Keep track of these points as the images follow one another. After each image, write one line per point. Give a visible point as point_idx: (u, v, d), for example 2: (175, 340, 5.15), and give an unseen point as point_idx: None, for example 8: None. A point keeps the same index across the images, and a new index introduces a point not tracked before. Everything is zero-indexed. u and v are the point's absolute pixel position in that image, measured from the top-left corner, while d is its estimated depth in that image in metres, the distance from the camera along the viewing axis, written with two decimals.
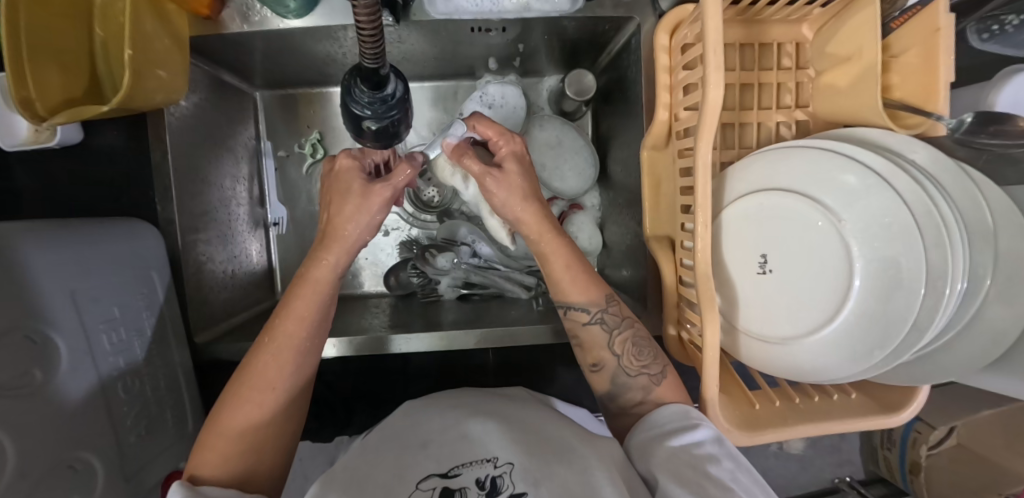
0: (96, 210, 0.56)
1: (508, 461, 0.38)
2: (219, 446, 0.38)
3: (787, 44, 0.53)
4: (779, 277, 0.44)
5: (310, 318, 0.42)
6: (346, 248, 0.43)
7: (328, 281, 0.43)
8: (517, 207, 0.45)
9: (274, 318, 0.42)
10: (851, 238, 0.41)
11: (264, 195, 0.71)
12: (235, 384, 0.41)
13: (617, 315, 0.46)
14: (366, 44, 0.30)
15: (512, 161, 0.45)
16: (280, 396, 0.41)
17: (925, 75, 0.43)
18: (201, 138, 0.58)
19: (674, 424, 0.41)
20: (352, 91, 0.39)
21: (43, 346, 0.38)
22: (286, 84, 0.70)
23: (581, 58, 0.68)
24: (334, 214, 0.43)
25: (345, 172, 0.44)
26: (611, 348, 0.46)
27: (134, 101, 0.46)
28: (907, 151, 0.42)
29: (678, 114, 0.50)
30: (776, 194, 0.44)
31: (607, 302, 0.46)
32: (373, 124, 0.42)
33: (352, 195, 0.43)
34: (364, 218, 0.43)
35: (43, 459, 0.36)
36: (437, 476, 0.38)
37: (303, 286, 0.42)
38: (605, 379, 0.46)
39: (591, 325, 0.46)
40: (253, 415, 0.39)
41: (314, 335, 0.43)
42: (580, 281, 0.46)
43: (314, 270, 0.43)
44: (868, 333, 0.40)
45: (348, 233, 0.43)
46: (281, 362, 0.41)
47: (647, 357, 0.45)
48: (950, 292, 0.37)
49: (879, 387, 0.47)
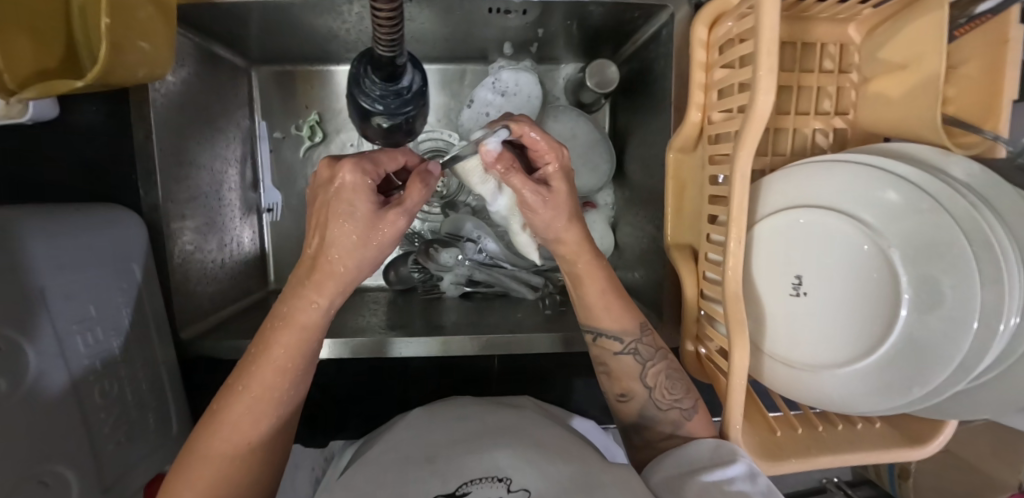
0: (73, 193, 0.52)
1: (522, 488, 0.35)
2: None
3: (831, 45, 0.49)
4: (814, 301, 0.41)
5: (291, 367, 0.39)
6: (336, 288, 0.39)
7: (313, 326, 0.40)
8: (560, 228, 0.42)
9: (249, 364, 0.39)
10: (899, 263, 0.38)
11: (257, 179, 0.67)
12: (204, 428, 0.38)
13: (652, 346, 0.47)
14: (384, 28, 0.26)
15: (560, 179, 0.41)
16: (256, 449, 0.38)
17: (986, 90, 0.39)
18: (189, 117, 0.53)
19: (707, 460, 0.39)
20: (364, 82, 0.40)
21: (8, 351, 0.34)
22: (283, 60, 0.64)
23: (602, 46, 0.63)
24: (331, 247, 0.38)
25: (350, 195, 0.36)
26: (643, 379, 0.46)
27: (112, 75, 0.41)
28: (961, 172, 0.39)
29: (712, 117, 0.46)
30: (818, 210, 0.41)
31: (641, 332, 0.46)
32: (385, 119, 0.44)
33: (359, 221, 0.37)
34: (355, 264, 0.38)
35: (11, 478, 0.33)
36: (443, 497, 0.34)
37: (285, 329, 0.39)
38: (635, 409, 0.46)
39: (623, 355, 0.46)
40: (225, 471, 0.37)
41: (296, 383, 0.40)
42: (615, 310, 0.46)
43: (300, 312, 0.39)
44: (902, 369, 0.38)
45: (339, 268, 0.38)
46: (257, 416, 0.38)
47: (679, 391, 0.45)
48: (1003, 329, 0.34)
49: (904, 418, 0.45)
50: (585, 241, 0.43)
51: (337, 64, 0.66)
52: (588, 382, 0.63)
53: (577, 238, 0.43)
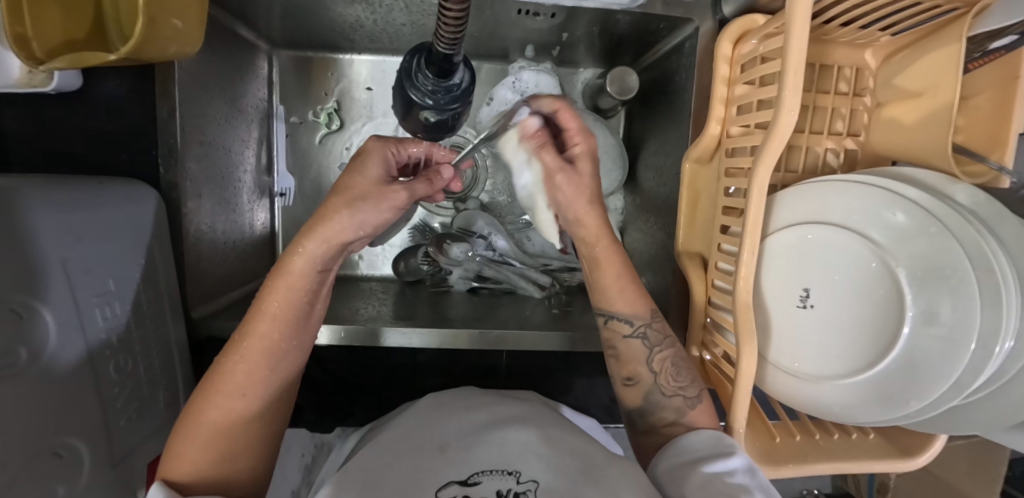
0: (90, 166, 0.52)
1: (532, 479, 0.36)
2: (190, 447, 0.37)
3: (847, 68, 0.51)
4: (820, 313, 0.43)
5: (285, 317, 0.38)
6: (327, 237, 0.36)
7: (306, 277, 0.38)
8: (580, 209, 0.43)
9: (248, 315, 0.39)
10: (906, 282, 0.40)
11: (271, 163, 0.67)
12: (208, 382, 0.38)
13: (662, 332, 0.47)
14: (449, 26, 0.26)
15: (586, 161, 0.41)
16: (253, 400, 0.38)
17: (994, 122, 0.41)
18: (210, 96, 0.53)
19: (708, 451, 0.40)
20: (415, 76, 0.38)
21: (29, 322, 0.34)
22: (305, 45, 0.64)
23: (622, 53, 0.64)
24: (333, 199, 0.37)
25: (367, 155, 0.40)
26: (650, 364, 0.47)
27: (144, 50, 0.41)
28: (966, 199, 0.41)
29: (730, 131, 0.48)
30: (827, 227, 0.42)
31: (651, 317, 0.47)
32: (431, 115, 0.41)
33: (370, 180, 0.38)
34: (351, 223, 0.36)
35: (27, 447, 0.33)
36: (457, 484, 0.35)
37: (278, 280, 0.38)
38: (640, 394, 0.47)
39: (632, 338, 0.47)
40: (221, 419, 0.37)
41: (292, 336, 0.39)
42: (628, 295, 0.46)
43: (292, 260, 0.37)
44: (900, 383, 0.39)
45: (337, 225, 0.36)
46: (249, 366, 0.38)
47: (685, 379, 0.45)
48: (999, 352, 0.36)
49: (897, 430, 0.47)
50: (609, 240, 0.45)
51: (357, 54, 0.66)
52: (590, 381, 0.64)
53: (605, 236, 0.45)
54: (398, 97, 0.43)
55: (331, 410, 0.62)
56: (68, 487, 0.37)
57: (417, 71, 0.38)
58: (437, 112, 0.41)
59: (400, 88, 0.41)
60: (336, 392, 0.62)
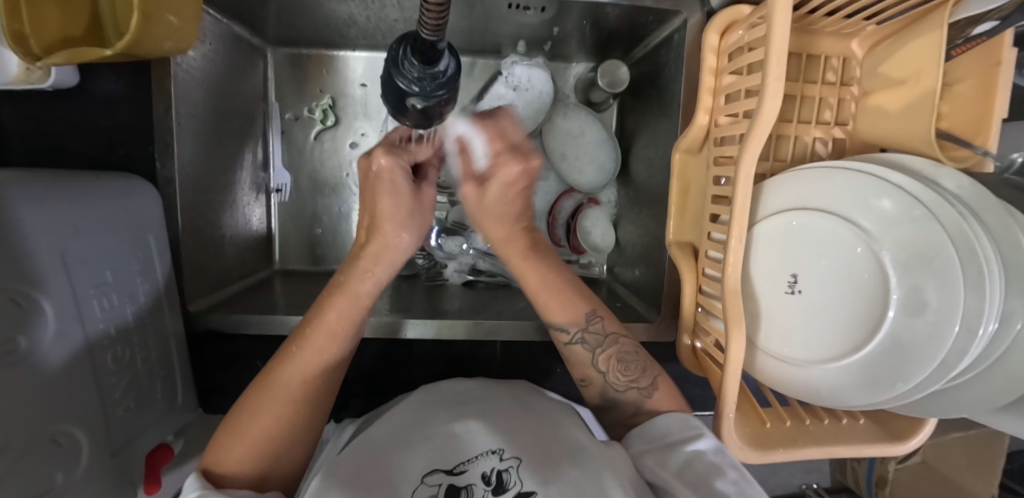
0: (87, 162, 0.52)
1: (514, 456, 0.36)
2: (238, 446, 0.37)
3: (834, 58, 0.51)
4: (808, 299, 0.43)
5: (343, 330, 0.43)
6: (390, 262, 0.45)
7: (367, 298, 0.44)
8: (489, 221, 0.47)
9: (304, 328, 0.42)
10: (891, 266, 0.40)
11: (268, 159, 0.67)
12: (256, 387, 0.40)
13: (600, 333, 0.48)
14: (431, 14, 0.28)
15: (506, 159, 0.42)
16: (302, 408, 0.40)
17: (976, 108, 0.42)
18: (207, 92, 0.53)
19: (678, 434, 0.41)
20: (403, 64, 0.41)
21: (29, 310, 0.35)
22: (300, 42, 0.65)
23: (613, 47, 0.65)
24: (385, 221, 0.44)
25: (394, 175, 0.43)
26: (596, 365, 0.48)
27: (139, 46, 0.42)
28: (951, 184, 0.41)
29: (718, 121, 0.48)
30: (813, 213, 0.43)
31: (588, 321, 0.48)
32: (418, 103, 0.44)
33: (405, 197, 0.44)
34: (410, 237, 0.46)
35: (25, 433, 0.34)
36: (443, 471, 0.36)
37: (341, 298, 0.43)
38: (596, 393, 0.49)
39: (572, 345, 0.48)
40: (273, 423, 0.38)
41: (344, 351, 0.43)
42: (565, 302, 0.48)
43: (356, 284, 0.44)
44: (887, 365, 0.40)
45: (395, 243, 0.45)
46: (306, 374, 0.41)
47: (634, 371, 0.47)
48: (983, 332, 0.36)
49: (887, 414, 0.48)
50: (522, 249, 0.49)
51: (351, 51, 0.67)
52: None
53: (536, 248, 0.49)
54: (387, 89, 0.45)
55: None
56: (66, 475, 0.38)
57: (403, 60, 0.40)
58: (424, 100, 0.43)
59: (388, 77, 0.44)
60: None
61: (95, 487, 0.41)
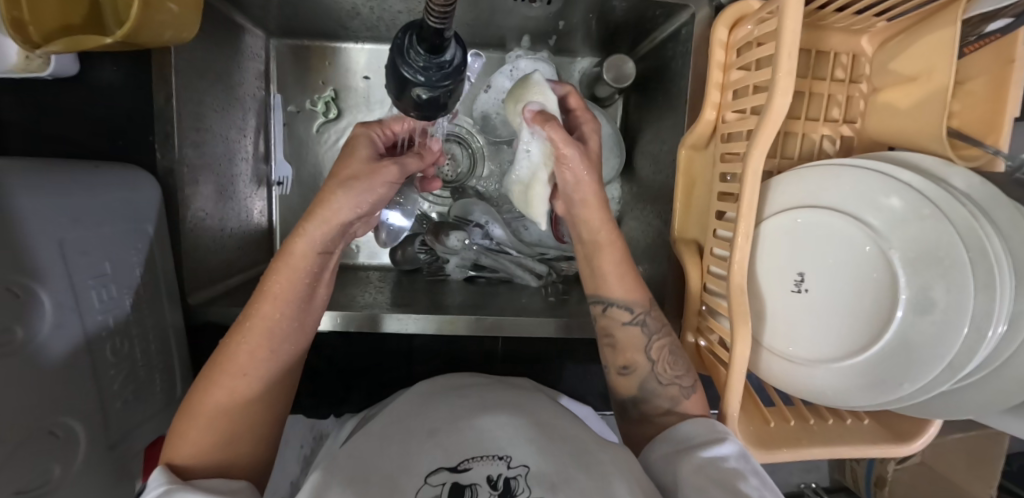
0: (87, 151, 0.52)
1: (523, 463, 0.36)
2: (194, 430, 0.37)
3: (844, 55, 0.50)
4: (815, 297, 0.42)
5: (286, 299, 0.39)
6: (331, 221, 0.38)
7: (307, 258, 0.39)
8: (586, 186, 0.43)
9: (251, 297, 0.39)
10: (899, 265, 0.40)
11: (269, 151, 0.67)
12: (209, 367, 0.39)
13: (659, 320, 0.47)
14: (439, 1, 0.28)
15: (585, 118, 0.45)
16: (255, 381, 0.38)
17: (988, 106, 0.41)
18: (207, 83, 0.53)
19: (700, 437, 0.40)
20: (407, 53, 0.40)
21: (27, 301, 0.35)
22: (302, 34, 0.64)
23: (619, 40, 0.64)
24: (330, 182, 0.38)
25: (355, 142, 0.42)
26: (647, 352, 0.47)
27: (140, 34, 0.41)
28: (962, 183, 0.41)
29: (726, 116, 0.47)
30: (820, 211, 0.42)
31: (650, 305, 0.47)
32: (423, 94, 0.42)
33: (360, 163, 0.39)
34: (349, 203, 0.37)
35: (23, 423, 0.33)
36: (447, 470, 0.36)
37: (281, 261, 0.39)
38: (635, 382, 0.47)
39: (632, 325, 0.47)
40: (225, 402, 0.37)
41: (295, 316, 0.40)
42: (628, 281, 0.46)
43: (294, 243, 0.39)
44: (894, 366, 0.40)
45: (332, 206, 0.37)
46: (253, 346, 0.38)
47: (682, 368, 0.46)
48: (992, 335, 0.36)
49: (891, 415, 0.48)
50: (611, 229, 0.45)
51: (353, 42, 0.66)
52: (583, 369, 0.65)
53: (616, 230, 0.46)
54: (390, 78, 0.44)
55: (327, 396, 0.63)
56: (64, 466, 0.38)
57: (411, 51, 0.39)
58: (429, 91, 0.42)
59: (392, 66, 0.43)
60: (333, 378, 0.63)
61: (93, 479, 0.41)
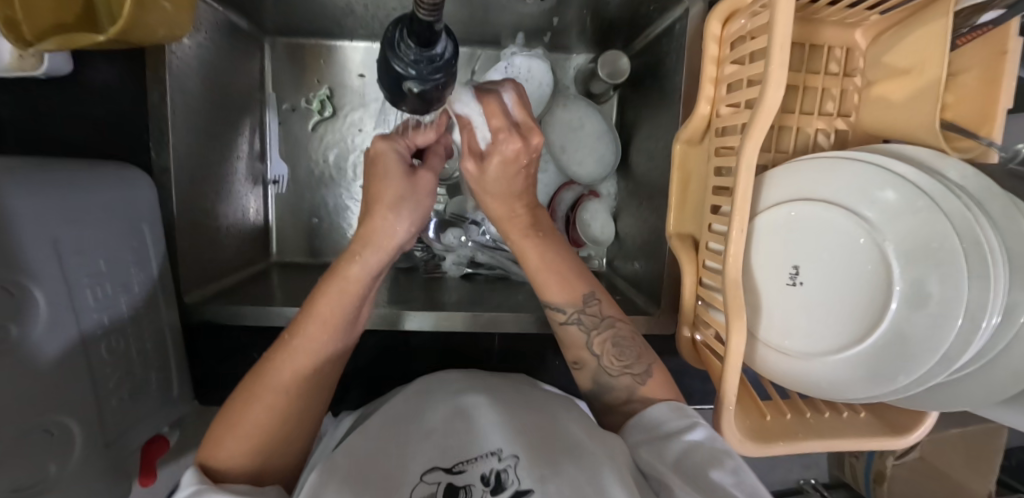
0: (82, 150, 0.52)
1: (512, 455, 0.35)
2: (230, 439, 0.37)
3: (837, 48, 0.51)
4: (811, 291, 0.42)
5: (334, 320, 0.41)
6: (383, 245, 0.42)
7: (360, 282, 0.42)
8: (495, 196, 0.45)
9: (297, 317, 0.41)
10: (894, 257, 0.40)
11: (264, 150, 0.67)
12: (250, 381, 0.39)
13: (597, 315, 0.47)
14: None
15: (507, 136, 0.40)
16: (296, 398, 0.39)
17: (982, 98, 0.41)
18: (203, 81, 0.53)
19: (673, 424, 0.41)
20: (398, 47, 0.40)
21: (20, 299, 0.35)
22: (298, 32, 0.64)
23: (614, 36, 0.64)
24: (375, 206, 0.42)
25: (383, 157, 0.43)
26: (591, 349, 0.47)
27: (133, 31, 0.41)
28: (955, 175, 0.41)
29: (720, 110, 0.47)
30: (814, 204, 0.42)
31: (585, 303, 0.47)
32: (416, 86, 0.43)
33: (400, 179, 0.42)
34: (401, 224, 0.42)
35: (18, 420, 0.33)
36: (442, 470, 0.36)
37: (334, 283, 0.41)
38: (589, 376, 0.48)
39: (568, 325, 0.48)
40: (264, 415, 0.38)
41: (339, 338, 0.42)
42: (563, 281, 0.47)
43: (348, 267, 0.41)
44: (890, 359, 0.39)
45: (383, 227, 0.41)
46: (298, 364, 0.39)
47: (629, 357, 0.46)
48: (986, 326, 0.36)
49: (887, 408, 0.48)
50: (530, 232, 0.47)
51: (348, 41, 0.66)
52: None
53: (547, 230, 0.49)
54: (385, 74, 0.45)
55: None
56: (58, 464, 0.37)
57: (400, 42, 0.39)
58: (420, 84, 0.43)
59: (386, 62, 0.43)
60: None
61: (89, 476, 0.41)
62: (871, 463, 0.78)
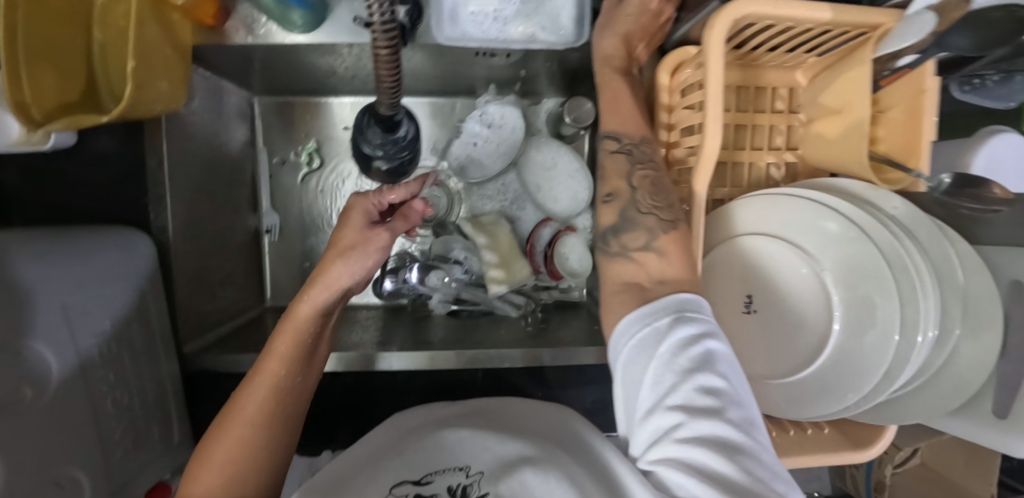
0: (86, 214, 0.56)
1: (479, 471, 0.40)
2: (204, 474, 0.40)
3: (781, 88, 0.55)
4: (762, 317, 0.46)
5: (290, 355, 0.44)
6: (330, 287, 0.44)
7: (311, 318, 0.45)
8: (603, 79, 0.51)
9: (260, 356, 0.44)
10: (833, 284, 0.43)
11: (257, 202, 0.71)
12: (222, 419, 0.42)
13: (646, 153, 0.48)
14: (385, 55, 0.36)
15: None
16: (261, 430, 0.42)
17: (907, 131, 0.45)
18: (198, 145, 0.57)
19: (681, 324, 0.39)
20: (366, 133, 0.52)
21: (32, 362, 0.38)
22: (285, 92, 0.69)
23: (580, 83, 0.69)
24: (329, 252, 0.45)
25: (353, 210, 0.47)
26: (630, 179, 0.47)
27: (134, 109, 0.46)
28: (890, 206, 0.44)
29: (675, 153, 0.51)
30: (760, 237, 0.45)
31: (641, 138, 0.48)
32: (383, 163, 0.54)
33: (356, 228, 0.46)
34: (347, 270, 0.44)
35: (33, 477, 0.36)
36: (410, 483, 0.39)
37: (289, 322, 0.45)
38: (615, 209, 0.47)
39: (617, 153, 0.49)
40: (233, 448, 0.41)
41: (298, 372, 0.45)
42: (623, 109, 0.49)
43: (299, 306, 0.45)
44: (840, 377, 0.42)
45: (334, 273, 0.44)
46: (262, 400, 0.43)
47: (662, 196, 0.45)
48: (921, 341, 0.39)
49: (851, 423, 0.50)
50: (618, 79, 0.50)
51: (333, 96, 0.71)
52: (566, 394, 0.68)
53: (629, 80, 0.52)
54: (356, 157, 0.56)
55: (320, 433, 0.66)
56: None
57: (366, 129, 0.52)
58: (387, 162, 0.55)
59: (358, 147, 0.55)
60: (324, 415, 0.66)
61: None
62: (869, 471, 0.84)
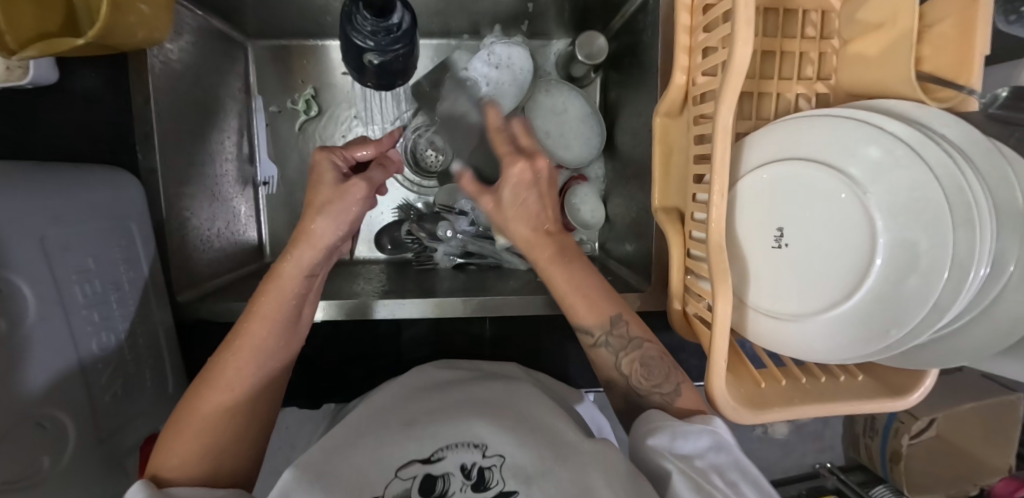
0: (70, 154, 0.54)
1: (498, 454, 0.37)
2: (179, 442, 0.37)
3: (812, 12, 0.50)
4: (797, 251, 0.41)
5: (273, 318, 0.41)
6: (315, 246, 0.41)
7: (295, 280, 0.41)
8: (533, 238, 0.45)
9: (241, 317, 0.41)
10: (877, 210, 0.39)
11: (254, 153, 0.68)
12: (200, 382, 0.39)
13: (625, 337, 0.46)
14: None
15: (513, 160, 0.41)
16: (240, 397, 0.39)
17: (958, 46, 0.41)
18: (187, 86, 0.54)
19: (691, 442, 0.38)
20: (356, 20, 0.49)
21: (8, 294, 0.35)
22: (279, 34, 0.66)
23: (593, 19, 0.65)
24: (307, 210, 0.41)
25: (320, 166, 0.42)
26: (620, 369, 0.46)
27: (112, 34, 0.42)
28: (937, 123, 0.40)
29: (696, 79, 0.47)
30: (793, 162, 0.41)
31: (613, 325, 0.46)
32: (376, 57, 0.53)
33: (329, 185, 0.41)
34: (329, 226, 0.40)
35: (10, 412, 0.34)
36: (419, 462, 0.36)
37: (272, 281, 0.41)
38: (608, 362, 0.47)
39: (598, 347, 0.47)
40: (212, 414, 0.38)
41: (281, 337, 0.41)
42: (593, 302, 0.46)
43: (283, 266, 0.41)
44: (880, 313, 0.39)
45: (315, 231, 0.40)
46: (241, 364, 0.39)
47: (657, 377, 0.45)
48: (975, 276, 0.35)
49: (887, 371, 0.47)
50: (552, 249, 0.45)
51: (331, 40, 0.68)
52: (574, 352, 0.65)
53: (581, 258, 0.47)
54: (349, 51, 0.55)
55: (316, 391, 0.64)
56: (54, 458, 0.38)
57: (358, 17, 0.49)
58: (379, 55, 0.53)
59: (348, 38, 0.53)
60: (326, 365, 0.65)
61: (85, 470, 0.42)
62: (886, 452, 0.76)
